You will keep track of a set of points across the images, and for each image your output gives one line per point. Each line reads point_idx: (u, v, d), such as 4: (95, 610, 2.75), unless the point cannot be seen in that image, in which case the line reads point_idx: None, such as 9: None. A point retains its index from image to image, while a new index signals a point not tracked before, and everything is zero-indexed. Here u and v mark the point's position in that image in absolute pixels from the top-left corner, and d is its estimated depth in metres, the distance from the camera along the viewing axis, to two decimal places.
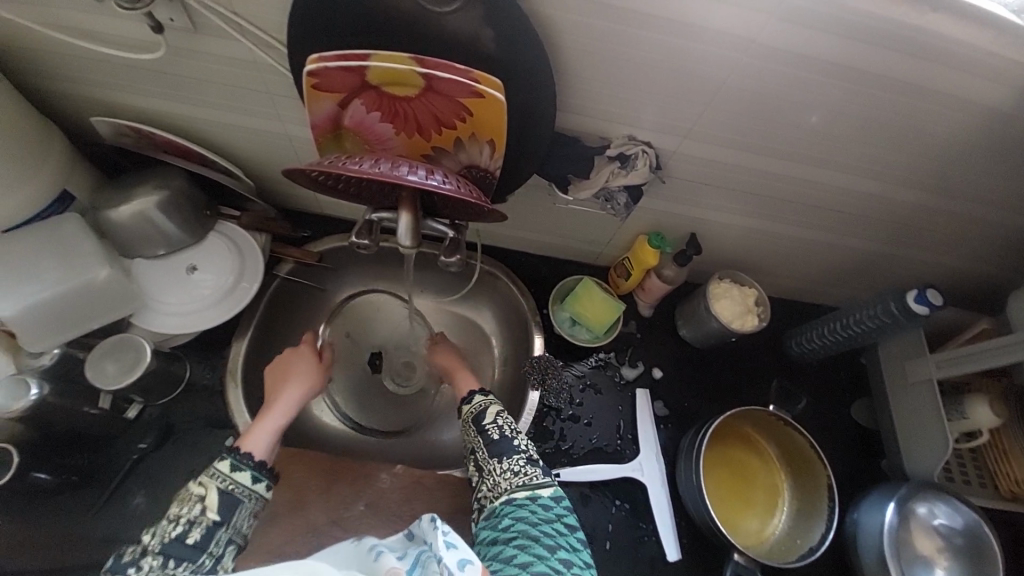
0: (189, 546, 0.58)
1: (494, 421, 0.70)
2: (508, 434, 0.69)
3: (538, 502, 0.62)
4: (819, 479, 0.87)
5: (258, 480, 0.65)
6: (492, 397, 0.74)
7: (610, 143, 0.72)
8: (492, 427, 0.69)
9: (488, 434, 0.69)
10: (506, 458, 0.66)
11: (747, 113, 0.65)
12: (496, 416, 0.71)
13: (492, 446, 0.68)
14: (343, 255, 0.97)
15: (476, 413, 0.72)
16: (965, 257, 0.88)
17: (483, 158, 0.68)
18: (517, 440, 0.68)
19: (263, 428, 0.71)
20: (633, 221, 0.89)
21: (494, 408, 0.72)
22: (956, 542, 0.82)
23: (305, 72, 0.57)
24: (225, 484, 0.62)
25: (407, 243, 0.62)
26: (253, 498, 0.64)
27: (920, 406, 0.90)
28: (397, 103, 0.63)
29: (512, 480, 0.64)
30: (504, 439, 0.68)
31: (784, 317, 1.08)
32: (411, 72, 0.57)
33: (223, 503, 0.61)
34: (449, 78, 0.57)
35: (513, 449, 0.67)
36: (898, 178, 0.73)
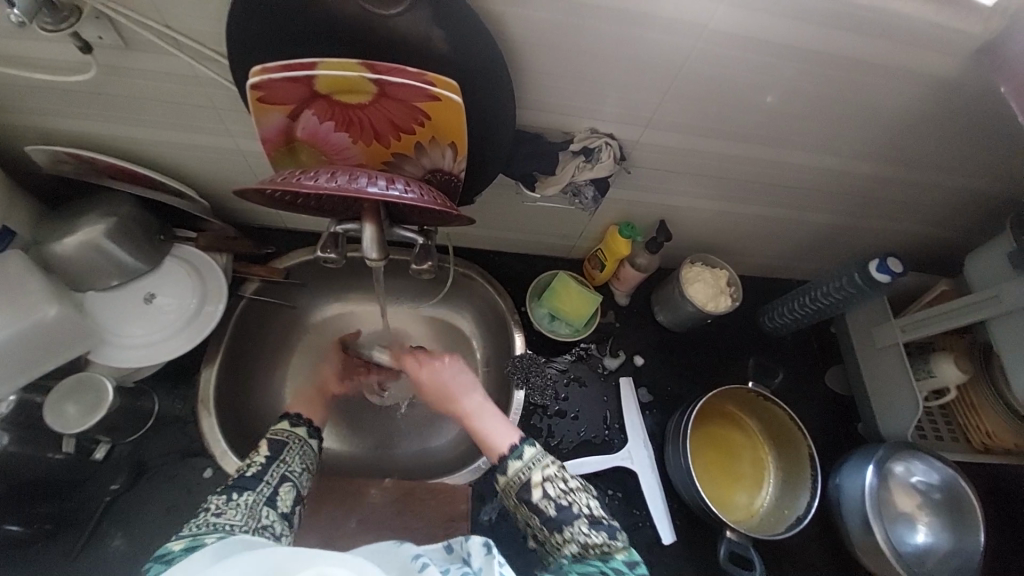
0: (249, 476, 0.63)
1: (543, 494, 0.61)
2: (564, 502, 0.61)
3: (614, 569, 0.56)
4: (802, 451, 0.89)
5: (297, 425, 0.73)
6: (535, 450, 0.64)
7: (574, 137, 0.71)
8: (543, 501, 0.61)
9: (542, 508, 0.61)
10: (567, 529, 0.59)
11: (706, 98, 0.65)
12: (542, 486, 0.62)
13: (548, 521, 0.60)
14: (312, 270, 0.94)
15: (517, 485, 0.63)
16: (920, 224, 0.92)
17: (445, 162, 0.66)
18: (575, 507, 0.60)
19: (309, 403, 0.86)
20: (603, 212, 0.89)
21: (538, 475, 0.62)
22: (934, 497, 0.87)
23: (248, 85, 0.54)
24: (272, 432, 0.70)
25: (373, 256, 0.61)
26: (296, 440, 0.71)
27: (890, 370, 0.93)
28: (351, 111, 0.61)
29: (583, 553, 0.58)
30: (562, 508, 0.60)
31: (756, 295, 1.10)
32: (362, 79, 0.55)
33: (272, 444, 0.69)
34: (402, 83, 0.55)
35: (573, 516, 0.60)
36: (854, 151, 0.74)
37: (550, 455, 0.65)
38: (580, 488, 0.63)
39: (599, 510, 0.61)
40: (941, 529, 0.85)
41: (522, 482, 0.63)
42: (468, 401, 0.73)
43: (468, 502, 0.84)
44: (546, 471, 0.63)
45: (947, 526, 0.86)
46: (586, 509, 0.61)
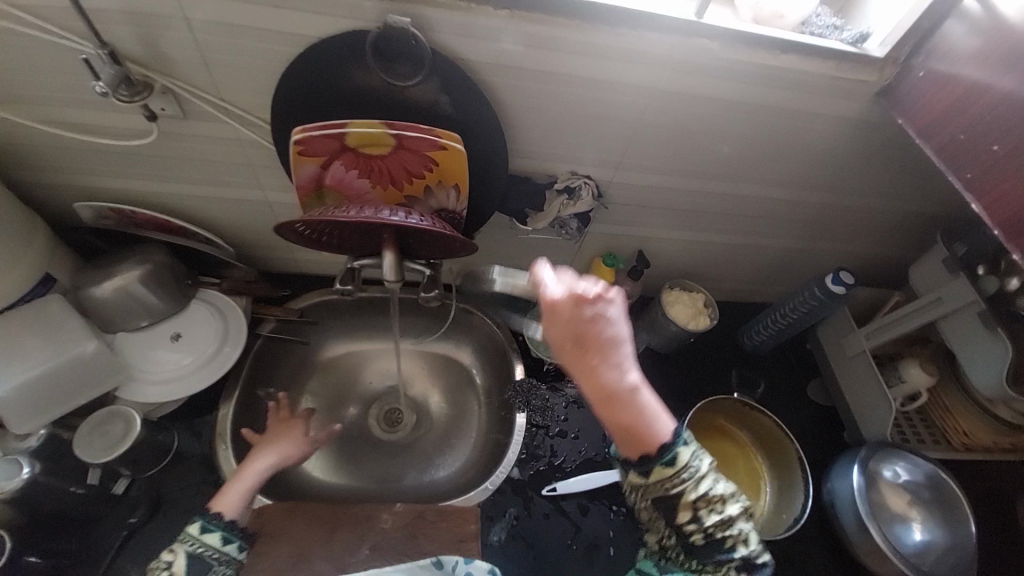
0: None
1: (694, 520, 0.50)
2: (722, 542, 0.51)
3: None
4: (790, 455, 0.95)
5: (227, 542, 0.64)
6: (694, 465, 0.51)
7: (557, 179, 0.84)
8: (693, 530, 0.51)
9: (687, 535, 0.51)
10: (711, 565, 0.51)
11: (666, 143, 0.79)
12: (697, 511, 0.50)
13: (690, 549, 0.52)
14: (324, 308, 1.02)
15: (663, 496, 0.51)
16: (867, 245, 1.04)
17: (450, 202, 0.78)
18: (727, 542, 0.51)
19: (235, 493, 0.71)
20: (587, 245, 1.00)
21: (696, 494, 0.50)
22: (922, 495, 0.91)
23: (292, 141, 0.67)
24: (192, 548, 0.61)
25: (392, 279, 0.73)
26: (223, 561, 0.62)
27: (861, 376, 1.02)
28: (372, 161, 0.73)
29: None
30: (715, 544, 0.51)
31: (734, 318, 1.19)
32: (384, 134, 0.68)
33: (189, 569, 0.59)
34: (416, 136, 0.68)
35: (726, 556, 0.51)
36: (796, 183, 0.88)
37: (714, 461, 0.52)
38: (744, 515, 0.52)
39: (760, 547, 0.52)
40: (935, 525, 0.89)
41: (672, 494, 0.51)
42: (617, 371, 0.53)
43: (477, 522, 0.86)
44: (717, 501, 0.51)
45: (941, 521, 0.89)
46: (744, 548, 0.51)
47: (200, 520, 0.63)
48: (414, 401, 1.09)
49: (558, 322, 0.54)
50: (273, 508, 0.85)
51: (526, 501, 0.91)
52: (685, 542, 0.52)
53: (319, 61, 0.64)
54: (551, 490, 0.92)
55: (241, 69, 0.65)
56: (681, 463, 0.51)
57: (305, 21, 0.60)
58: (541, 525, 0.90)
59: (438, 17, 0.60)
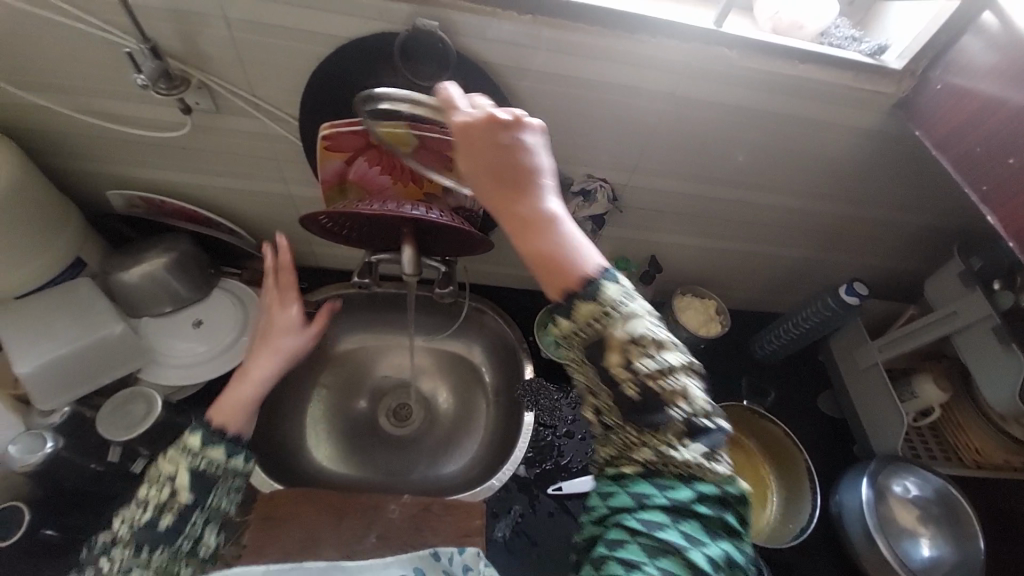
0: (162, 530, 0.53)
1: (622, 360, 0.44)
2: (660, 393, 0.44)
3: (699, 498, 0.43)
4: (799, 465, 0.94)
5: (234, 454, 0.58)
6: (623, 293, 0.46)
7: (574, 181, 0.85)
8: (624, 378, 0.44)
9: (619, 388, 0.45)
10: (647, 433, 0.45)
11: (681, 149, 0.80)
12: (625, 349, 0.44)
13: (623, 408, 0.45)
14: (340, 302, 1.04)
15: (592, 334, 0.45)
16: (882, 257, 1.03)
17: (468, 200, 0.80)
18: (666, 401, 0.44)
19: (238, 402, 0.65)
20: (601, 248, 1.01)
21: (626, 329, 0.44)
22: (931, 511, 0.90)
23: (320, 136, 0.71)
24: (196, 458, 0.55)
25: (410, 271, 0.74)
26: (231, 473, 0.57)
27: (874, 389, 1.01)
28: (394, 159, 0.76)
29: (662, 469, 0.45)
30: (651, 398, 0.44)
31: (745, 326, 1.19)
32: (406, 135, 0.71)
33: (197, 483, 0.54)
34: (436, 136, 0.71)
35: (664, 416, 0.44)
36: (811, 193, 0.88)
37: (649, 304, 0.46)
38: (687, 367, 0.45)
39: (704, 405, 0.45)
40: (943, 541, 0.88)
41: (600, 336, 0.45)
42: (535, 202, 0.51)
43: (481, 517, 0.87)
44: (651, 344, 0.45)
45: (949, 537, 0.88)
46: (686, 405, 0.44)
47: (200, 435, 0.56)
48: (423, 397, 1.10)
49: (471, 150, 0.52)
50: (283, 494, 0.86)
51: (531, 499, 0.92)
52: (618, 397, 0.45)
53: (347, 60, 0.66)
54: (556, 490, 0.92)
55: (272, 67, 0.68)
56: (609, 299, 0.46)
57: (335, 22, 0.62)
58: (546, 523, 0.90)
59: (463, 21, 0.62)
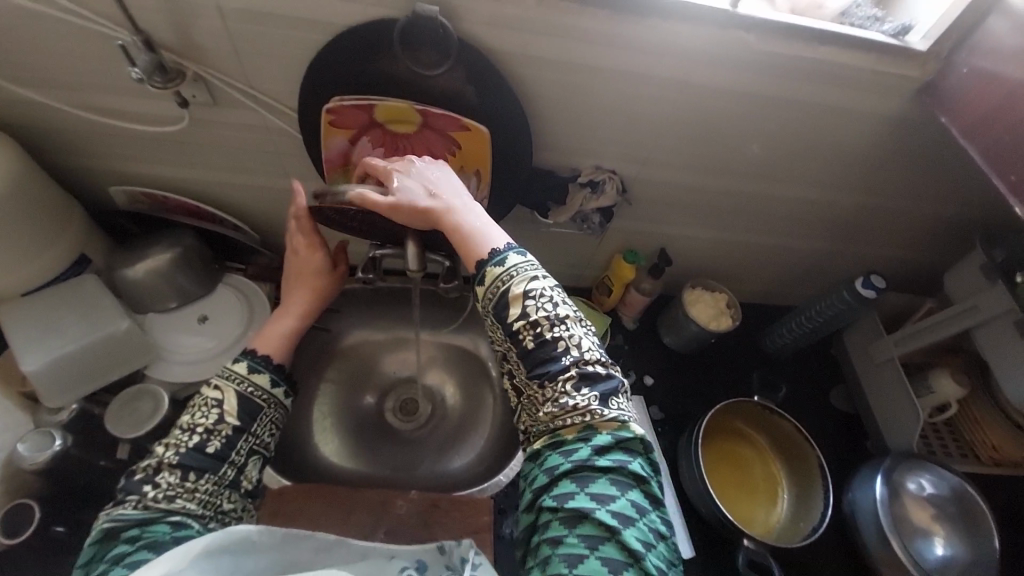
0: (210, 455, 0.61)
1: (522, 314, 0.58)
2: (552, 342, 0.58)
3: (595, 444, 0.56)
4: (812, 462, 0.92)
5: (277, 385, 0.69)
6: (517, 260, 0.60)
7: (581, 172, 0.82)
8: (523, 333, 0.58)
9: (521, 341, 0.59)
10: (550, 383, 0.58)
11: (693, 138, 0.77)
12: (523, 304, 0.59)
13: (530, 363, 0.59)
14: (345, 297, 1.03)
15: (494, 299, 0.60)
16: (901, 248, 0.99)
17: (470, 188, 0.79)
18: (560, 351, 0.58)
19: (279, 333, 0.73)
20: (609, 241, 0.98)
21: (521, 289, 0.59)
22: (948, 508, 0.88)
23: (324, 110, 0.68)
24: (243, 388, 0.65)
25: (414, 268, 0.73)
26: (272, 404, 0.67)
27: (888, 385, 0.98)
28: (398, 139, 0.74)
29: (565, 414, 0.57)
30: (546, 346, 0.58)
31: (756, 319, 1.16)
32: (410, 111, 0.69)
33: (243, 409, 0.64)
34: (441, 114, 0.69)
35: (560, 364, 0.58)
36: (829, 183, 0.85)
37: (544, 269, 0.61)
38: (574, 321, 0.60)
39: (592, 355, 0.59)
40: (961, 543, 0.86)
41: (503, 298, 0.60)
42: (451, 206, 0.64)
43: (489, 513, 0.87)
44: (545, 300, 0.59)
45: (967, 539, 0.86)
46: (575, 353, 0.58)
47: (248, 363, 0.67)
48: (430, 390, 1.09)
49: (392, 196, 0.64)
50: (292, 489, 0.87)
51: None
52: (523, 350, 0.59)
53: (346, 48, 0.63)
54: None
55: (269, 58, 0.66)
56: (505, 270, 0.60)
57: (334, 9, 0.60)
58: None
59: (464, 7, 0.59)
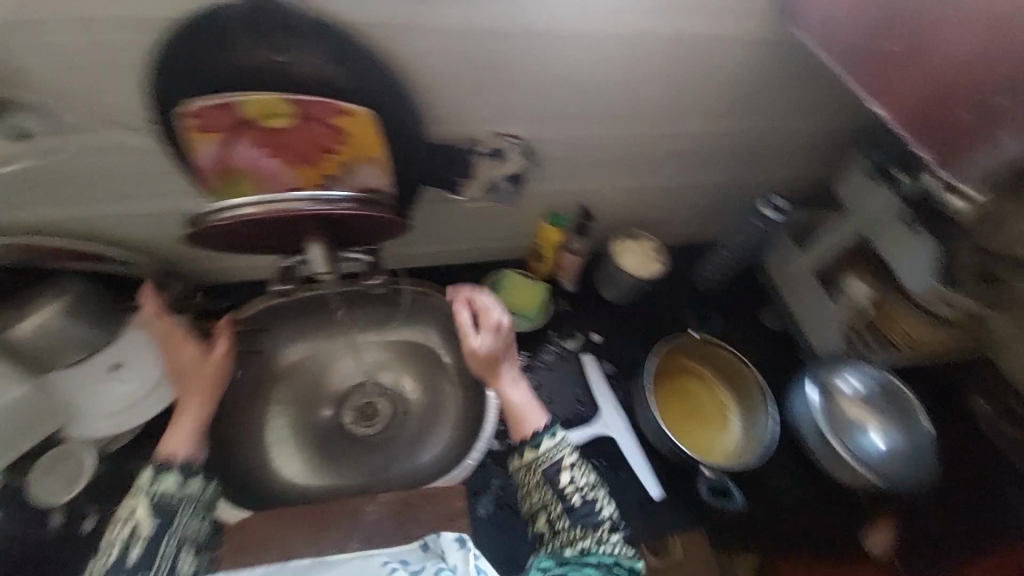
0: (131, 567, 0.59)
1: (570, 483, 0.68)
2: (590, 500, 0.68)
3: (619, 563, 0.65)
4: (750, 381, 0.99)
5: (187, 482, 0.66)
6: (563, 440, 0.72)
7: (483, 142, 0.81)
8: (570, 492, 0.68)
9: (568, 499, 0.68)
10: (586, 524, 0.67)
11: (582, 90, 0.77)
12: (570, 471, 0.69)
13: (571, 510, 0.67)
14: (271, 316, 0.98)
15: (545, 461, 0.70)
16: (802, 167, 1.05)
17: (370, 176, 0.76)
18: (597, 505, 0.68)
19: (180, 429, 0.72)
20: (529, 207, 0.98)
21: (568, 459, 0.70)
22: (876, 399, 0.96)
23: (184, 113, 0.63)
24: (156, 494, 0.64)
25: (325, 271, 0.72)
26: (190, 500, 0.66)
27: (810, 297, 1.04)
28: (278, 136, 0.69)
29: (598, 548, 0.65)
30: (586, 502, 0.68)
31: (686, 259, 1.20)
32: (282, 102, 0.64)
33: (156, 513, 0.62)
34: (315, 101, 0.65)
35: (597, 513, 0.67)
36: (721, 114, 0.87)
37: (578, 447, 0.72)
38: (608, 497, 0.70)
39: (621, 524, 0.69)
40: (895, 432, 0.94)
41: (551, 465, 0.70)
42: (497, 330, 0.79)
43: (462, 498, 0.87)
44: (587, 476, 0.70)
45: (900, 428, 0.94)
46: (613, 513, 0.68)
47: (149, 473, 0.64)
48: (387, 392, 1.07)
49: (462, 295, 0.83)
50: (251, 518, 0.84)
51: (507, 470, 0.94)
52: (567, 506, 0.68)
53: (195, 44, 0.59)
54: None
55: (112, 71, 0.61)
56: (550, 448, 0.71)
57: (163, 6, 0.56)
58: None
59: None
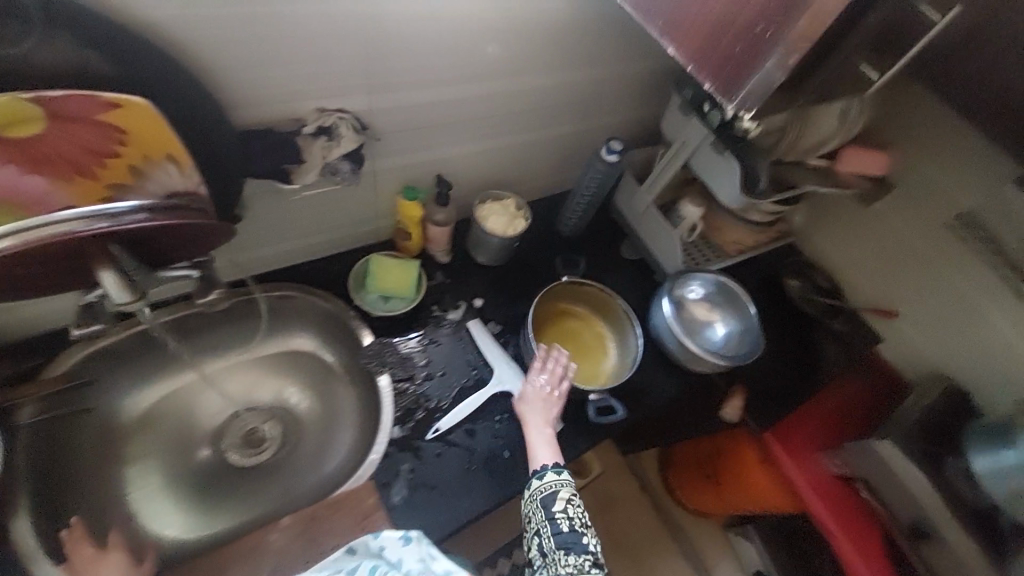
0: None
1: (563, 506, 0.80)
2: (577, 528, 0.79)
3: None
4: (617, 309, 1.09)
5: None
6: (563, 477, 0.83)
7: (306, 120, 0.74)
8: (561, 517, 0.80)
9: (557, 524, 0.79)
10: (571, 554, 0.77)
11: (403, 54, 0.73)
12: (565, 503, 0.81)
13: (559, 536, 0.78)
14: (95, 363, 0.84)
15: (546, 493, 0.82)
16: (631, 107, 1.14)
17: (175, 178, 0.65)
18: (585, 539, 0.78)
19: None
20: (380, 185, 0.94)
21: (566, 492, 0.82)
22: (715, 300, 1.13)
23: None
24: None
25: (127, 298, 0.61)
26: None
27: (654, 224, 1.17)
28: (28, 145, 0.55)
29: (577, 574, 0.75)
30: (575, 535, 0.78)
31: (549, 210, 1.25)
32: (20, 104, 0.52)
33: None
34: (67, 96, 0.53)
35: (582, 547, 0.78)
36: (549, 66, 0.90)
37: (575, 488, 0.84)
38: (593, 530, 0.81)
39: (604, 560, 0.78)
40: (732, 323, 1.12)
41: (550, 494, 0.82)
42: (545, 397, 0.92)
43: (373, 494, 0.86)
44: (572, 493, 0.82)
45: (736, 318, 1.13)
46: (597, 552, 0.78)
47: None
48: (267, 410, 1.01)
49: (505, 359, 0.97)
50: None
51: (415, 452, 0.90)
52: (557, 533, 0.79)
53: None
54: (434, 432, 0.92)
55: None
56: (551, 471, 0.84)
57: None
58: (437, 464, 0.90)
59: None
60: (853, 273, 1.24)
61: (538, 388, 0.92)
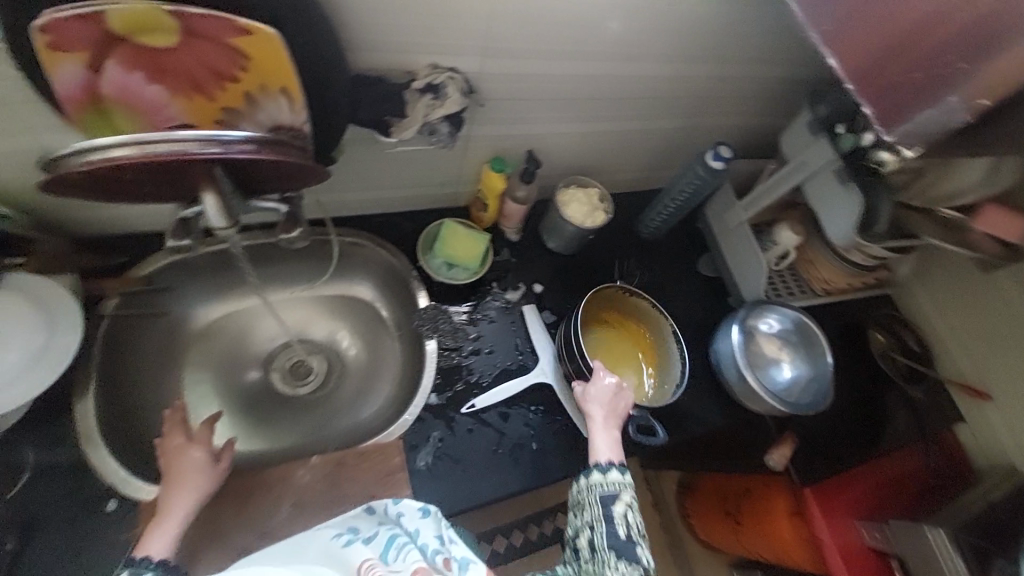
0: None
1: (621, 510, 0.74)
2: (632, 538, 0.73)
3: None
4: (665, 327, 1.04)
5: None
6: (625, 480, 0.78)
7: (417, 75, 0.72)
8: (618, 520, 0.74)
9: (613, 527, 0.73)
10: (621, 563, 0.71)
11: (528, 21, 0.69)
12: (624, 508, 0.75)
13: (612, 539, 0.72)
14: (178, 270, 0.89)
15: (604, 492, 0.76)
16: (749, 114, 1.04)
17: (285, 114, 0.64)
18: (638, 551, 0.72)
19: (165, 529, 0.68)
20: (471, 152, 0.91)
21: (626, 497, 0.76)
22: (790, 338, 1.04)
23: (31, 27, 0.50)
24: None
25: (221, 225, 0.62)
26: None
27: (742, 245, 1.08)
28: (160, 57, 0.57)
29: None
30: (628, 544, 0.72)
31: (630, 208, 1.19)
32: (161, 14, 0.53)
33: None
34: (204, 15, 0.53)
35: (634, 557, 0.72)
36: (673, 56, 0.83)
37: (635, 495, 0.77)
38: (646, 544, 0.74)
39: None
40: (802, 367, 1.03)
41: (610, 494, 0.76)
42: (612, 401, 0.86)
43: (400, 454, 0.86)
44: (631, 499, 0.76)
45: (807, 363, 1.04)
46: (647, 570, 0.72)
47: None
48: (315, 347, 1.04)
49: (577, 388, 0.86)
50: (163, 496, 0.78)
51: (447, 422, 0.91)
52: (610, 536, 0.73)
53: None
54: (469, 407, 0.92)
55: None
56: (613, 470, 0.78)
57: None
58: (465, 440, 0.90)
59: None
60: (947, 340, 1.12)
61: (602, 389, 0.87)
